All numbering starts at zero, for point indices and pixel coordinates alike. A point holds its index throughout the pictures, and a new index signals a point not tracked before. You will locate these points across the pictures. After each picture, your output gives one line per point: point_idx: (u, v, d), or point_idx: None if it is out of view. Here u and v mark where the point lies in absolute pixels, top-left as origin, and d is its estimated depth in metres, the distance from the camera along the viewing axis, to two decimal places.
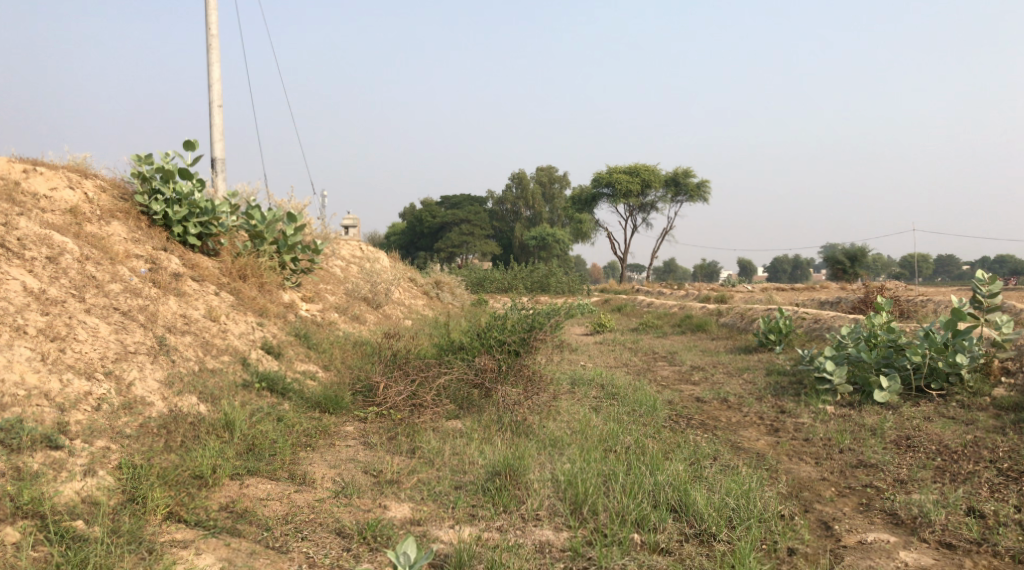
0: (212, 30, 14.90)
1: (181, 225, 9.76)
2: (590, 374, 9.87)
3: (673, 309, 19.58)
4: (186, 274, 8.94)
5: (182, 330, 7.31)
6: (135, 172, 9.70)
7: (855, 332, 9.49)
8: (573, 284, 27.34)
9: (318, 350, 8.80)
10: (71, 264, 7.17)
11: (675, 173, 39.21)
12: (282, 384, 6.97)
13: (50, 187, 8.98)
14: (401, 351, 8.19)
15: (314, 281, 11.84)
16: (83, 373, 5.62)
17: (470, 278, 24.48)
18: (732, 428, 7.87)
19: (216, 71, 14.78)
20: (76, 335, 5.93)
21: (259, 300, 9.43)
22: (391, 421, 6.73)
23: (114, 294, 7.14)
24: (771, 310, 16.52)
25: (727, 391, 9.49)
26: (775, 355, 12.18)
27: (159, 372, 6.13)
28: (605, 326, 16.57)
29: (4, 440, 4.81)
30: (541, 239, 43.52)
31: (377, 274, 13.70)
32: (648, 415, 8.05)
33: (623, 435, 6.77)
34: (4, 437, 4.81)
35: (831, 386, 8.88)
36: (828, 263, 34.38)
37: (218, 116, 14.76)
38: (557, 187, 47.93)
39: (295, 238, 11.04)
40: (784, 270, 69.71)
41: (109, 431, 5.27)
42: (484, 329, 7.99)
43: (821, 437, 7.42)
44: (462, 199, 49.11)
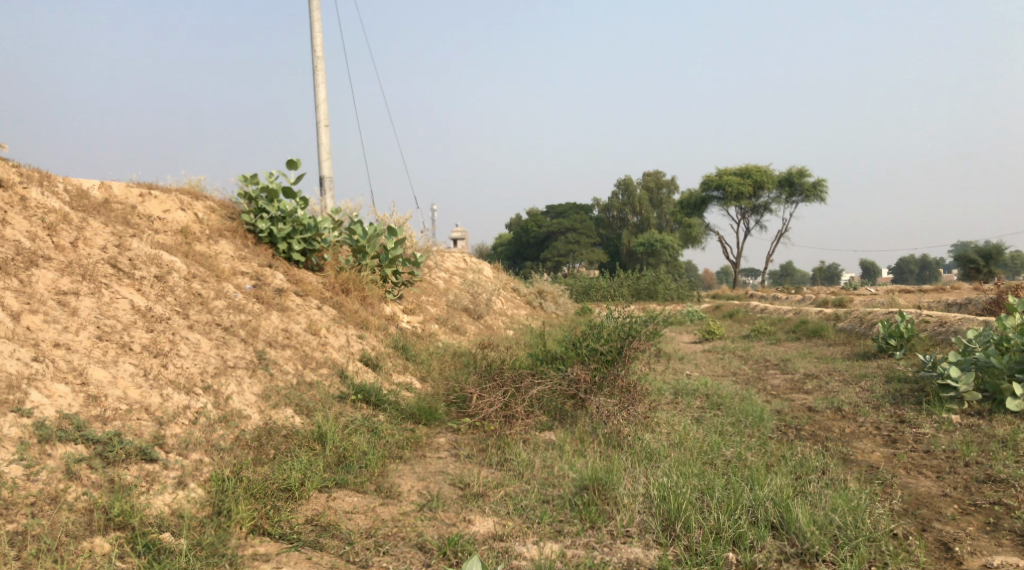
0: (318, 52, 15.35)
1: (286, 242, 10.03)
2: (694, 383, 9.57)
3: (787, 315, 18.88)
4: (290, 289, 9.16)
5: (282, 344, 7.47)
6: (242, 193, 10.04)
7: (982, 336, 8.89)
8: (683, 291, 26.77)
9: (416, 362, 8.85)
10: (178, 282, 7.43)
11: (789, 173, 37.97)
12: (377, 395, 7.01)
13: (163, 210, 9.37)
14: (497, 363, 8.15)
15: (416, 293, 11.95)
16: (183, 387, 5.80)
17: (576, 287, 24.35)
18: (846, 439, 7.45)
19: (322, 92, 15.19)
20: (178, 351, 6.13)
21: (360, 313, 9.58)
22: (484, 433, 6.68)
23: (218, 310, 7.36)
24: (892, 314, 15.70)
25: (841, 400, 9.02)
26: (895, 362, 11.55)
27: (257, 385, 6.27)
28: (714, 333, 16.13)
29: (101, 453, 4.99)
30: (649, 246, 42.96)
31: (479, 285, 13.77)
32: (753, 426, 7.72)
33: (725, 448, 6.51)
34: (102, 450, 4.99)
35: (957, 393, 8.36)
36: (958, 263, 32.57)
37: (325, 135, 15.17)
38: (665, 192, 47.31)
39: (397, 252, 11.17)
40: (909, 272, 66.52)
41: (204, 444, 5.40)
42: (580, 339, 7.86)
43: (942, 448, 6.94)
44: (568, 208, 49.07)
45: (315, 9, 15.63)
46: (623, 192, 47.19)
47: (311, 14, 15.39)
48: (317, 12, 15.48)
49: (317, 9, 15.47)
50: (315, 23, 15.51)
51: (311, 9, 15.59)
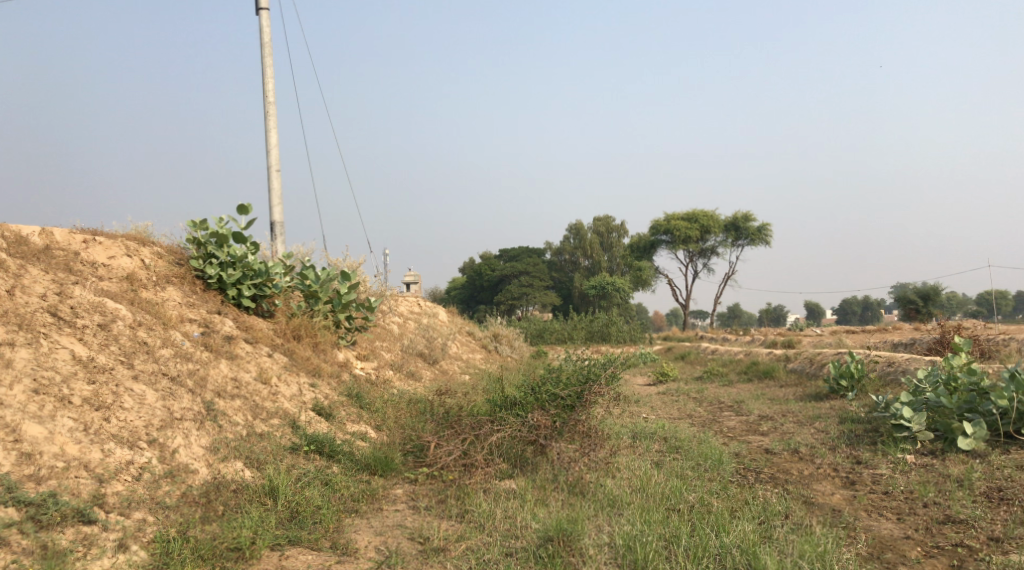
0: (269, 97, 15.24)
1: (236, 288, 9.79)
2: (652, 426, 9.49)
3: (739, 356, 19.00)
4: (239, 336, 8.91)
5: (232, 394, 7.21)
6: (191, 238, 9.80)
7: (933, 376, 8.99)
8: (635, 333, 26.86)
9: (371, 410, 8.64)
10: (122, 330, 7.16)
11: (735, 217, 38.63)
12: (330, 446, 6.79)
13: (107, 256, 9.08)
14: (454, 410, 8.00)
15: (369, 338, 11.75)
16: (126, 442, 5.53)
17: (529, 330, 24.28)
18: (805, 482, 7.41)
19: (273, 137, 15.05)
20: (122, 403, 5.86)
21: (312, 360, 9.35)
22: (442, 482, 6.50)
23: (164, 359, 7.10)
24: (842, 354, 15.89)
25: (798, 442, 9.01)
26: (847, 402, 11.63)
27: (205, 437, 6.02)
28: (668, 375, 16.14)
29: (34, 515, 4.70)
30: (601, 289, 43.21)
31: (432, 330, 13.62)
32: (713, 470, 7.65)
33: (687, 493, 6.42)
34: (35, 513, 4.71)
35: (910, 433, 8.40)
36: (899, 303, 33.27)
37: (276, 180, 14.99)
38: (615, 236, 47.85)
39: (350, 296, 10.98)
40: (854, 312, 67.89)
41: (148, 502, 5.14)
42: (539, 384, 7.74)
43: (901, 489, 6.93)
44: (520, 251, 49.24)
45: (266, 54, 15.55)
46: (574, 236, 47.56)
47: (262, 59, 15.31)
48: (268, 57, 15.40)
49: (268, 54, 15.40)
50: (267, 68, 15.42)
51: (262, 55, 15.51)
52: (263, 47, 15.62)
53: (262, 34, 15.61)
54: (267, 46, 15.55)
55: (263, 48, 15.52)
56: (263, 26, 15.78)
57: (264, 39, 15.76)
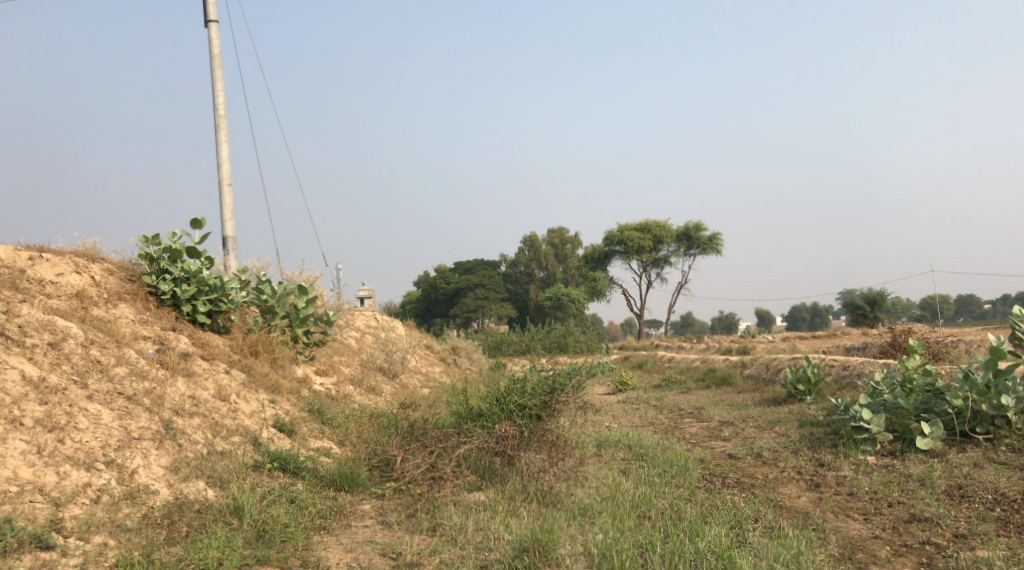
0: (219, 111, 15.01)
1: (190, 304, 9.57)
2: (616, 435, 9.47)
3: (696, 363, 19.14)
4: (195, 353, 8.70)
5: (190, 412, 7.03)
6: (143, 253, 9.56)
7: (889, 378, 9.13)
8: (592, 342, 26.92)
9: (332, 425, 8.49)
10: (74, 349, 6.94)
11: (687, 226, 39.05)
12: (294, 463, 6.64)
13: (56, 274, 8.81)
14: (418, 423, 7.90)
15: (328, 353, 11.57)
16: (82, 464, 5.33)
17: (487, 342, 24.22)
18: (772, 485, 7.44)
19: (225, 151, 14.81)
20: (77, 423, 5.65)
21: (271, 376, 9.17)
22: (410, 497, 6.39)
23: (119, 378, 6.90)
24: (797, 359, 16.09)
25: (760, 446, 9.06)
26: (806, 406, 11.75)
27: (164, 457, 5.83)
28: (627, 384, 16.19)
29: None
30: (557, 300, 43.32)
31: (391, 343, 13.49)
32: (680, 476, 7.64)
33: (657, 499, 6.40)
34: None
35: (869, 435, 8.50)
36: (847, 308, 33.88)
37: (228, 194, 14.75)
38: (569, 247, 48.05)
39: (307, 310, 10.82)
40: (804, 318, 68.99)
41: (109, 525, 4.95)
42: (504, 394, 7.69)
43: (866, 490, 7.00)
44: (475, 264, 49.17)
45: (216, 68, 15.32)
46: (529, 248, 47.68)
47: (212, 73, 15.07)
48: (218, 70, 15.17)
49: (218, 68, 15.17)
50: (217, 82, 15.20)
51: (212, 68, 15.28)
52: (212, 61, 15.39)
53: (211, 47, 15.36)
54: (216, 59, 15.32)
55: (212, 61, 15.28)
56: (212, 39, 15.54)
57: (213, 52, 15.52)
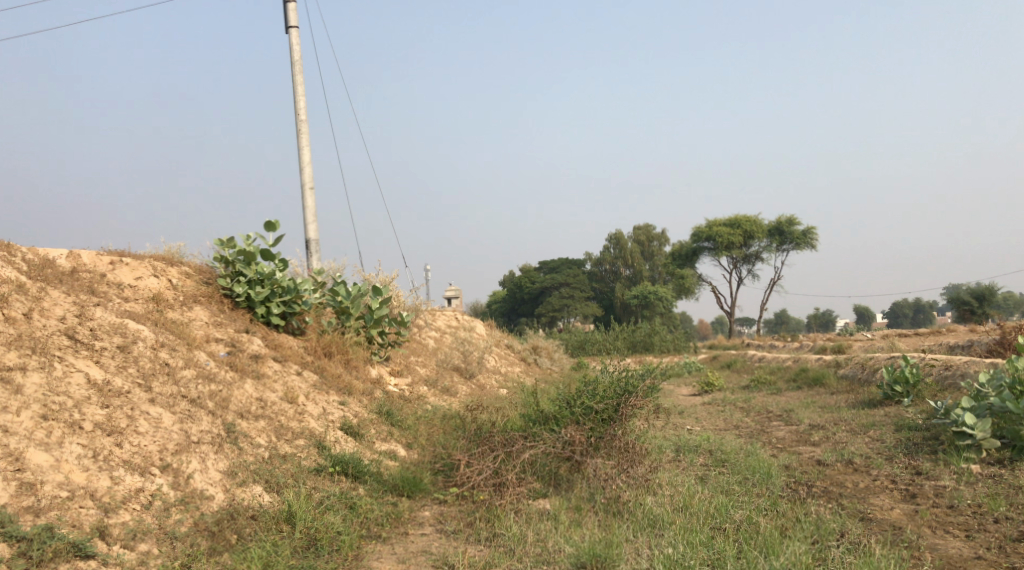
0: (301, 115, 15.18)
1: (264, 306, 9.58)
2: (696, 439, 9.04)
3: (786, 363, 18.39)
4: (267, 355, 8.68)
5: (256, 415, 6.99)
6: (219, 256, 9.64)
7: (996, 379, 8.47)
8: (679, 341, 26.25)
9: (402, 427, 8.35)
10: (143, 352, 6.96)
11: (779, 221, 37.85)
12: (357, 466, 6.50)
13: (134, 277, 8.93)
14: (487, 426, 7.69)
15: (403, 353, 11.48)
16: (137, 468, 5.33)
17: (570, 341, 23.87)
18: (861, 496, 6.94)
19: (306, 155, 14.97)
20: (136, 426, 5.65)
21: (343, 377, 9.10)
22: (472, 503, 6.18)
23: (186, 380, 6.89)
24: (895, 358, 15.23)
25: (851, 452, 8.51)
26: (903, 408, 11.05)
27: (223, 460, 5.79)
28: (714, 385, 15.63)
29: (27, 552, 4.52)
30: (643, 298, 42.60)
31: (469, 344, 13.33)
32: (761, 484, 7.20)
33: (733, 510, 6.04)
34: (28, 549, 4.53)
35: (974, 441, 7.89)
36: (952, 305, 32.26)
37: (310, 198, 14.88)
38: (657, 245, 47.28)
39: (381, 311, 10.75)
40: (905, 315, 66.19)
41: (156, 533, 4.99)
42: (574, 397, 7.41)
43: (968, 503, 6.44)
44: (560, 263, 48.85)
45: (297, 73, 15.49)
46: (615, 246, 47.12)
47: (293, 79, 15.23)
48: (299, 76, 15.34)
49: (300, 73, 15.34)
50: (298, 87, 15.37)
51: (293, 73, 15.45)
52: (293, 66, 15.58)
53: (292, 53, 15.54)
54: (297, 64, 15.50)
55: (294, 66, 15.45)
56: (293, 44, 15.73)
57: (294, 57, 15.70)
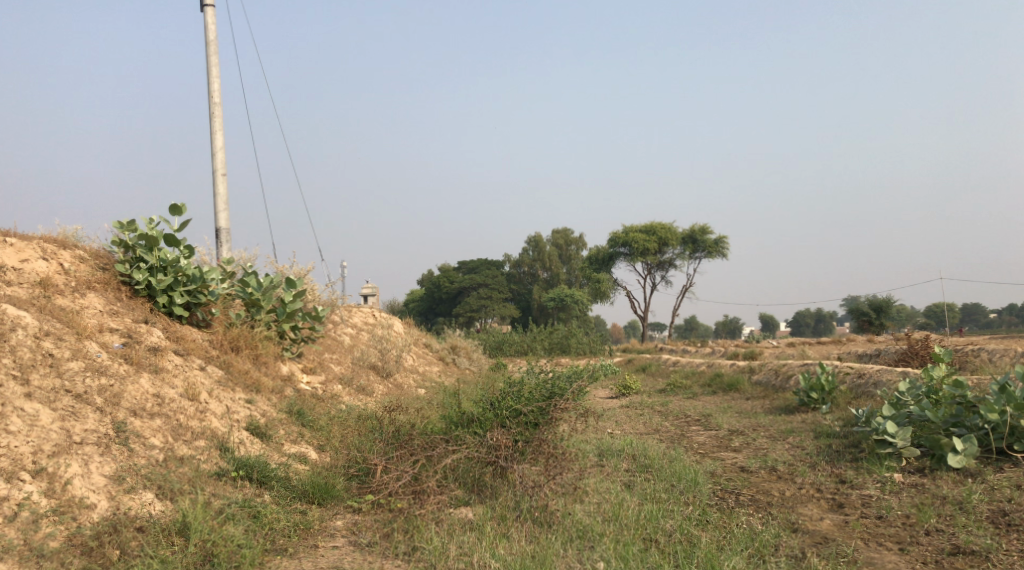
0: (215, 99, 14.42)
1: (166, 295, 8.87)
2: (620, 443, 8.76)
3: (702, 368, 18.40)
4: (167, 348, 8.02)
5: (151, 412, 6.37)
6: (117, 240, 8.89)
7: (915, 388, 8.40)
8: (595, 343, 26.12)
9: (313, 428, 7.83)
10: (23, 341, 6.27)
11: (693, 229, 38.34)
12: (264, 471, 5.97)
13: (20, 259, 8.14)
14: (405, 429, 7.24)
15: (316, 350, 10.88)
16: (2, 474, 4.74)
17: (487, 342, 23.48)
18: (790, 505, 6.74)
19: (219, 140, 14.21)
20: (7, 425, 5.03)
21: (252, 373, 8.51)
22: (389, 512, 5.71)
23: (71, 374, 6.24)
24: (808, 364, 15.33)
25: (775, 459, 8.35)
26: (821, 415, 11.02)
27: (109, 464, 5.19)
28: (631, 388, 15.45)
29: None
30: (560, 300, 42.58)
31: (386, 341, 12.81)
32: (689, 492, 6.95)
33: (664, 520, 5.75)
34: None
35: (894, 449, 7.79)
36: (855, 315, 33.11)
37: (222, 185, 14.12)
38: (574, 248, 47.41)
39: (295, 305, 10.14)
40: (809, 325, 68.15)
41: (19, 549, 4.43)
42: (498, 398, 7.03)
43: (897, 514, 6.30)
44: (478, 262, 48.49)
45: (212, 54, 14.72)
46: (533, 248, 47.05)
47: (207, 59, 14.47)
48: (214, 57, 14.55)
49: (214, 55, 14.57)
50: (213, 68, 14.59)
51: (207, 54, 14.65)
52: (208, 46, 14.78)
53: (207, 32, 14.79)
54: (212, 44, 14.76)
55: (208, 47, 14.66)
56: (208, 24, 14.98)
57: (209, 37, 14.95)
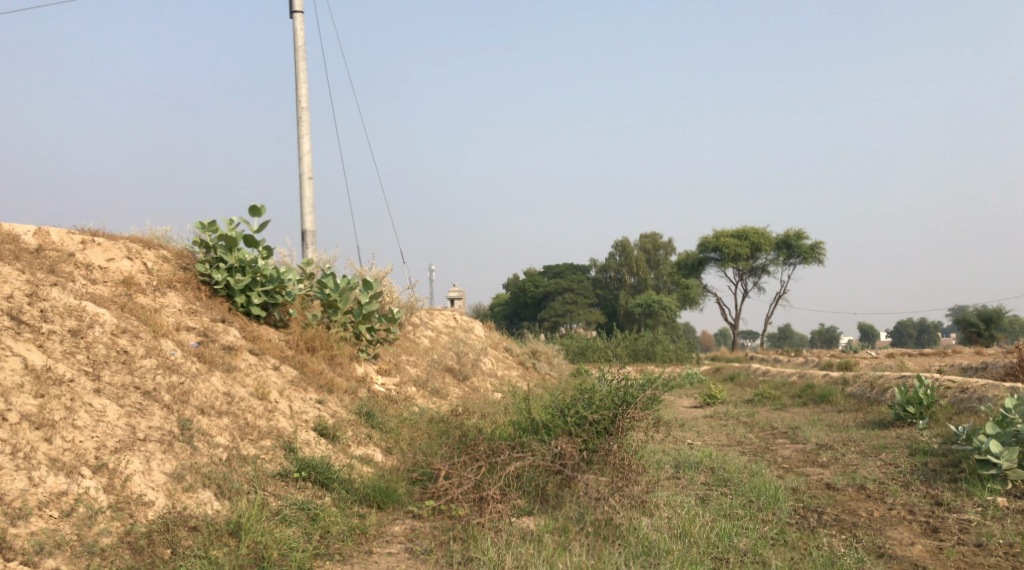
0: (303, 103, 14.68)
1: (244, 295, 8.96)
2: (698, 455, 8.42)
3: (791, 378, 17.72)
4: (242, 347, 8.09)
5: (220, 411, 6.40)
6: (199, 240, 9.02)
7: (1023, 406, 7.81)
8: (682, 351, 25.58)
9: (383, 430, 7.76)
10: (100, 337, 6.38)
11: (787, 235, 37.19)
12: (326, 472, 5.91)
13: (106, 258, 8.34)
14: (474, 434, 7.09)
15: (393, 351, 10.86)
16: (63, 468, 4.80)
17: (572, 348, 23.22)
18: (877, 527, 6.31)
19: (306, 143, 14.42)
20: (74, 420, 5.10)
21: (325, 374, 8.52)
22: (449, 519, 5.57)
23: (144, 371, 6.32)
24: (905, 377, 14.55)
25: (863, 476, 7.88)
26: (917, 431, 10.40)
27: (170, 461, 5.20)
28: (716, 397, 14.98)
29: None
30: (648, 306, 41.96)
31: (463, 344, 12.73)
32: (768, 509, 6.59)
33: (737, 538, 5.44)
34: None
35: (999, 471, 7.25)
36: (959, 327, 31.50)
37: (308, 188, 14.33)
38: (662, 254, 46.70)
39: (371, 307, 10.12)
40: (910, 336, 65.43)
41: (72, 545, 4.46)
42: (568, 404, 6.82)
43: (998, 542, 5.82)
44: (565, 267, 48.23)
45: (301, 59, 14.98)
46: (620, 253, 46.55)
47: (295, 64, 14.72)
48: (302, 62, 14.78)
49: (303, 59, 14.83)
50: (301, 74, 14.85)
51: (296, 59, 14.90)
52: (296, 51, 15.02)
53: (296, 38, 15.07)
54: (301, 50, 15.03)
55: (297, 52, 14.92)
56: (297, 30, 15.27)
57: (298, 42, 15.22)
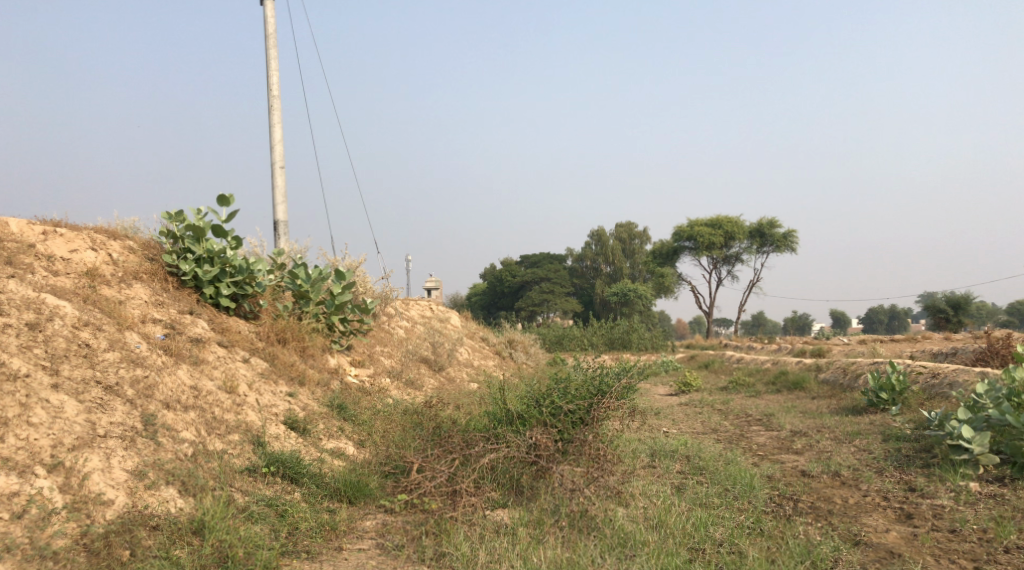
0: (274, 91, 14.43)
1: (213, 286, 8.77)
2: (674, 443, 8.37)
3: (766, 365, 17.75)
4: (211, 339, 7.91)
5: (187, 405, 6.24)
6: (166, 231, 8.81)
7: (994, 391, 7.81)
8: (657, 339, 25.59)
9: (355, 423, 7.63)
10: (60, 331, 6.20)
11: (760, 224, 37.28)
12: (296, 467, 5.78)
13: (69, 249, 8.12)
14: (448, 425, 6.99)
15: (366, 342, 10.70)
16: (16, 468, 4.66)
17: (548, 337, 23.14)
18: (852, 514, 6.29)
19: (277, 132, 14.19)
20: (30, 417, 4.95)
21: (296, 366, 8.36)
22: (422, 513, 5.47)
23: (107, 365, 6.15)
24: (879, 363, 14.61)
25: (838, 463, 7.86)
26: (890, 418, 10.42)
27: (132, 458, 5.06)
28: (691, 385, 14.96)
29: None
30: (623, 294, 41.99)
31: (438, 334, 12.59)
32: (743, 497, 6.55)
33: (713, 528, 5.39)
34: None
35: (971, 456, 7.24)
36: (930, 313, 31.78)
37: (280, 177, 14.11)
38: (638, 243, 46.77)
39: (344, 297, 9.95)
40: (882, 322, 66.09)
41: (24, 548, 4.34)
42: (542, 394, 6.73)
43: (972, 528, 5.80)
44: (540, 256, 48.18)
45: (271, 47, 14.74)
46: (596, 242, 46.55)
47: (266, 52, 14.48)
48: (273, 50, 14.54)
49: (273, 47, 14.58)
50: (272, 62, 14.61)
51: (266, 47, 14.66)
52: (267, 39, 14.77)
53: (267, 25, 14.83)
54: (271, 37, 14.79)
55: (267, 39, 14.68)
56: (267, 17, 15.03)
57: (268, 30, 14.98)
